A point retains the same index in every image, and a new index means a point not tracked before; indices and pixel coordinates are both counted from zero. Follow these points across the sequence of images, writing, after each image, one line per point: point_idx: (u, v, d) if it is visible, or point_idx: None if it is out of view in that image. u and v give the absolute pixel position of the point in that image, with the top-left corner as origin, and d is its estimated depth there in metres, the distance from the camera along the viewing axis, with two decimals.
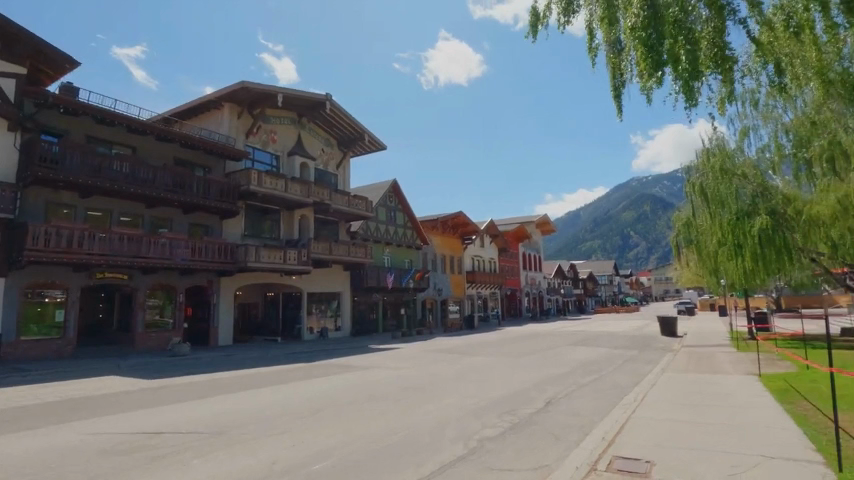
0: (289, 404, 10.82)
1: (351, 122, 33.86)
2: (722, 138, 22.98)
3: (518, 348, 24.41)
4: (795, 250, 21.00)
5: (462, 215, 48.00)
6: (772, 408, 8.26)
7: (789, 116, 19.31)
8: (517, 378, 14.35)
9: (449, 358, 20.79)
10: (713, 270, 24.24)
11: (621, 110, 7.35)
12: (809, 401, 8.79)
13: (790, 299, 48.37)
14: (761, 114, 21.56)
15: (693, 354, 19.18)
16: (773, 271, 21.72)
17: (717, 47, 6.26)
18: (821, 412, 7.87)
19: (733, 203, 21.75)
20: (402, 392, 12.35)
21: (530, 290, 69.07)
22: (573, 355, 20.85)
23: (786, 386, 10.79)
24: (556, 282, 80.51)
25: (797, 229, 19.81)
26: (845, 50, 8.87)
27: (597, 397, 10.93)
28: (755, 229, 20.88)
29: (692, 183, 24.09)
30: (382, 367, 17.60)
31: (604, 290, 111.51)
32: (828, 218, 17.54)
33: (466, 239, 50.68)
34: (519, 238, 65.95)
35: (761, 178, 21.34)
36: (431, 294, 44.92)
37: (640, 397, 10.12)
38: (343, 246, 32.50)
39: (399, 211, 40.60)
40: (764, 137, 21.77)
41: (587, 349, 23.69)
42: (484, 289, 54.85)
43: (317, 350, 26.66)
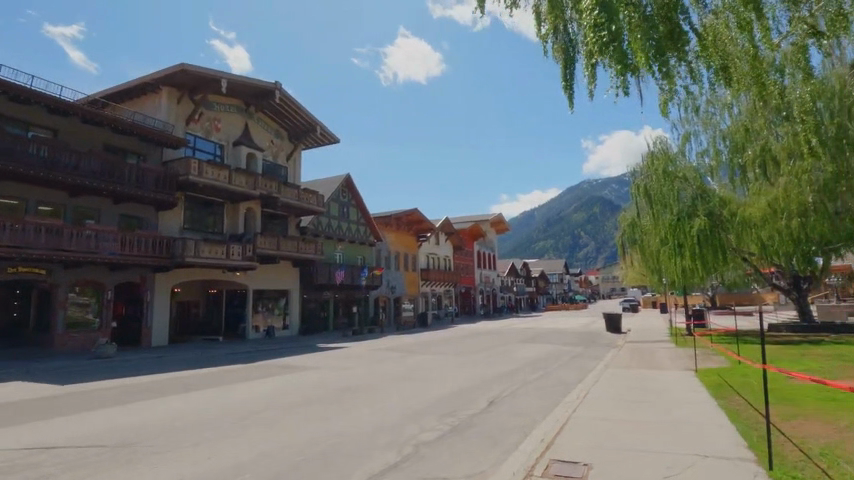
0: (219, 409, 10.06)
1: (303, 113, 32.69)
2: (665, 142, 23.71)
3: (469, 346, 24.42)
4: (730, 250, 22.33)
5: (417, 213, 47.69)
6: (707, 405, 8.41)
7: (727, 124, 21.71)
8: (464, 377, 14.15)
9: (398, 356, 20.46)
10: (654, 269, 24.94)
11: (571, 101, 7.34)
12: (740, 396, 9.06)
13: (724, 298, 51.55)
14: (702, 120, 22.74)
15: (636, 350, 19.80)
16: (710, 270, 22.58)
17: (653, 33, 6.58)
18: (751, 408, 8.08)
19: (675, 204, 22.49)
20: (342, 394, 11.82)
21: (485, 288, 69.86)
22: (521, 352, 21.01)
23: (720, 381, 11.18)
24: (509, 281, 82.04)
25: (731, 230, 21.98)
26: (779, 59, 9.26)
27: (541, 395, 10.87)
28: (694, 230, 21.92)
29: (636, 184, 24.17)
30: (327, 367, 16.94)
31: (555, 289, 114.83)
32: (759, 219, 20.41)
33: (421, 237, 50.44)
34: (474, 237, 66.61)
35: (700, 181, 22.59)
36: (385, 292, 44.31)
37: (582, 395, 10.09)
38: (292, 242, 31.28)
39: (352, 206, 39.77)
40: (704, 142, 22.89)
41: (536, 346, 23.98)
42: (438, 286, 54.88)
43: (263, 350, 25.53)
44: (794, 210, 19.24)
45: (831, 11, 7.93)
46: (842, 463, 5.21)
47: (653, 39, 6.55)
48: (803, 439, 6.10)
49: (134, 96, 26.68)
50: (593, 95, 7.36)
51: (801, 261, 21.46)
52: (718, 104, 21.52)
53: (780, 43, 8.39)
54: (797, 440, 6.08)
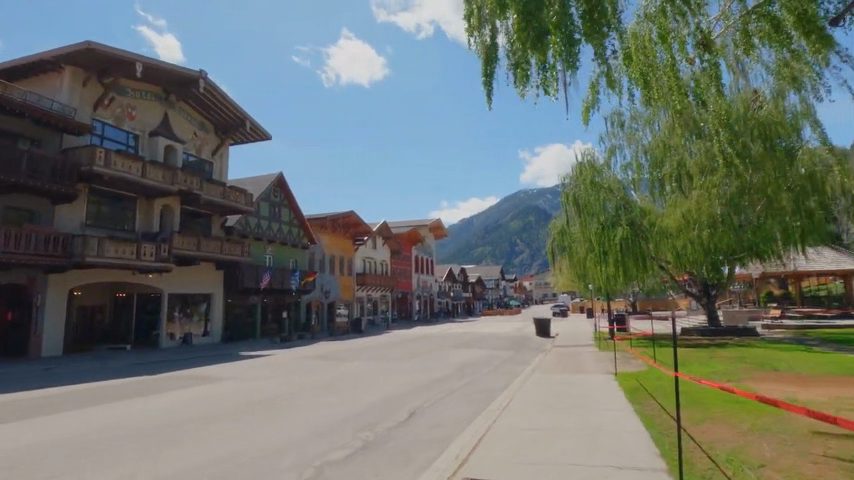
0: (100, 428, 8.72)
1: (231, 106, 30.73)
2: (592, 155, 24.75)
3: (401, 352, 23.87)
4: (649, 258, 23.54)
5: (354, 215, 46.39)
6: (624, 410, 8.46)
7: (648, 139, 22.96)
8: (390, 384, 13.55)
9: (325, 363, 19.49)
10: (580, 276, 25.71)
11: (490, 98, 7.42)
12: (656, 400, 9.19)
13: (644, 303, 54.98)
14: (627, 134, 23.96)
15: (563, 354, 20.25)
16: (631, 276, 23.69)
17: (570, 31, 6.60)
18: (664, 412, 8.16)
19: (601, 213, 23.54)
20: (254, 407, 10.82)
21: (422, 293, 69.72)
22: (452, 357, 20.80)
23: (637, 384, 11.48)
24: (447, 286, 82.63)
25: (649, 238, 23.13)
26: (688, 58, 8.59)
27: (466, 403, 10.53)
28: (618, 238, 22.99)
29: (565, 192, 25.07)
30: (245, 377, 15.69)
31: (492, 293, 117.35)
32: (674, 230, 21.65)
33: (357, 240, 49.28)
34: (412, 242, 66.39)
35: (623, 193, 23.71)
36: (317, 296, 42.70)
37: (506, 402, 9.90)
38: (215, 242, 29.19)
39: (284, 206, 38.03)
40: (628, 156, 23.97)
41: (468, 350, 23.96)
42: (374, 291, 53.90)
43: (177, 359, 23.43)
44: (703, 222, 20.68)
45: (739, 32, 8.32)
46: (746, 468, 5.20)
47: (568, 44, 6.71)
48: (711, 444, 6.10)
49: (31, 75, 23.70)
50: (523, 94, 7.45)
51: (710, 269, 23.07)
52: (640, 120, 22.81)
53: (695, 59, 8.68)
54: (705, 445, 6.07)
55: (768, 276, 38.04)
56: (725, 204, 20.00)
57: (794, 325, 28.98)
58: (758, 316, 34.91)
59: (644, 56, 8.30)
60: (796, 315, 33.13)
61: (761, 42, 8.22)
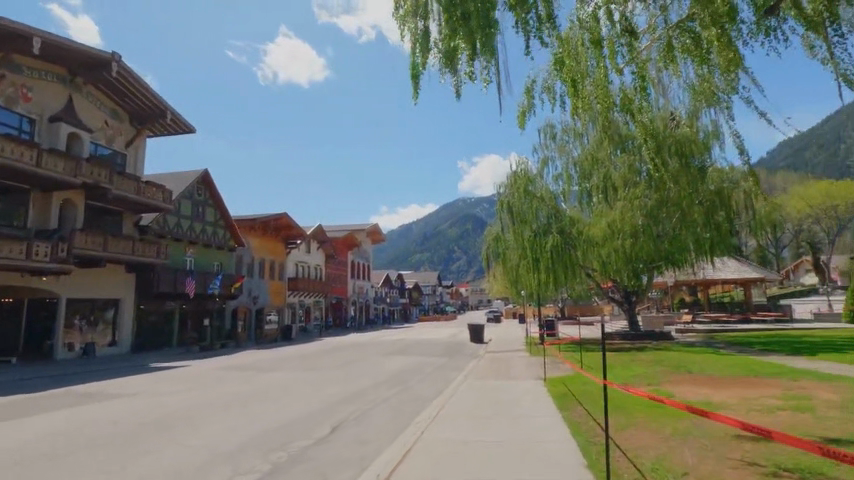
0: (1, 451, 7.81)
1: (149, 94, 28.15)
2: (526, 164, 25.36)
3: (331, 360, 22.81)
4: (578, 265, 24.31)
5: (286, 218, 44.20)
6: (552, 418, 8.33)
7: (577, 152, 23.86)
8: (315, 395, 12.69)
9: (247, 374, 18.08)
10: (512, 282, 25.92)
11: (417, 90, 7.02)
12: (582, 406, 9.18)
13: (572, 309, 57.47)
14: (558, 146, 24.73)
15: (495, 360, 20.33)
16: (560, 282, 24.31)
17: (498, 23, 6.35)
18: (590, 419, 8.11)
19: (533, 222, 24.30)
20: (154, 427, 9.56)
21: (358, 299, 68.22)
22: (384, 365, 20.17)
23: (565, 390, 11.51)
24: (383, 292, 81.72)
25: (577, 246, 23.81)
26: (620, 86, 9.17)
27: (394, 414, 10.00)
28: (548, 246, 23.72)
29: (500, 200, 25.44)
30: (149, 392, 14.07)
31: (429, 300, 117.79)
32: (599, 239, 22.45)
33: (289, 244, 47.13)
34: (348, 246, 64.81)
35: (554, 202, 24.41)
36: (244, 302, 40.01)
37: (435, 412, 9.47)
38: (123, 242, 26.28)
39: (209, 205, 35.52)
40: (560, 167, 24.69)
41: (401, 358, 23.40)
42: (307, 297, 51.80)
43: (73, 372, 20.78)
44: (626, 231, 21.72)
45: (666, 44, 8.50)
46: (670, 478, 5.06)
47: (494, 37, 6.54)
48: (635, 452, 6.00)
49: None
50: (457, 94, 7.05)
51: (631, 277, 23.66)
52: (571, 132, 23.68)
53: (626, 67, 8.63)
54: (631, 454, 5.97)
55: (681, 284, 41.04)
56: (646, 214, 21.44)
57: (703, 329, 31.36)
58: (672, 321, 37.50)
59: (572, 60, 8.31)
60: (704, 320, 35.94)
61: (684, 56, 8.45)
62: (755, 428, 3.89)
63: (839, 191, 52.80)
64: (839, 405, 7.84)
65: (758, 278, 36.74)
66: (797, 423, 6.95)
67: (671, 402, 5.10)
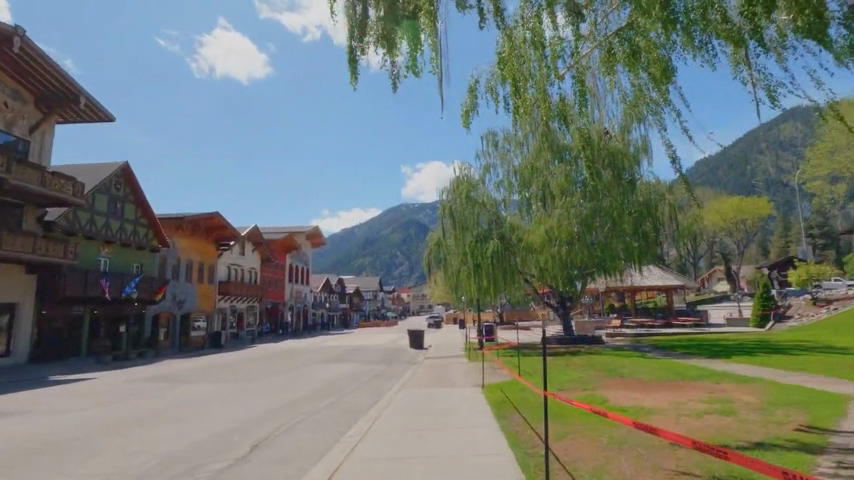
0: None
1: (60, 76, 25.28)
2: (469, 170, 25.46)
3: (262, 369, 21.48)
4: (517, 272, 24.56)
5: (218, 218, 41.50)
6: (489, 428, 8.04)
7: (518, 160, 24.24)
8: (239, 409, 11.66)
9: (164, 386, 16.49)
10: (453, 287, 25.78)
11: (355, 75, 6.52)
12: (520, 415, 8.97)
13: (510, 314, 58.79)
14: (500, 154, 25.02)
15: (434, 366, 20.03)
16: (500, 288, 24.48)
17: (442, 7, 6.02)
18: (528, 428, 7.88)
19: (474, 227, 24.41)
20: (38, 451, 8.21)
21: (296, 304, 65.71)
22: (318, 374, 19.22)
23: (502, 396, 11.33)
24: (322, 296, 79.46)
25: (517, 253, 24.07)
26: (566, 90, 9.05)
27: (322, 428, 9.25)
28: (489, 251, 23.84)
29: (443, 204, 25.42)
30: (43, 410, 12.32)
31: (370, 305, 116.14)
32: (537, 245, 22.83)
33: (221, 246, 44.32)
34: (286, 249, 62.27)
35: (495, 208, 24.63)
36: (167, 307, 36.84)
37: (368, 425, 8.89)
38: (21, 239, 23.10)
39: (129, 201, 32.54)
40: (501, 175, 24.92)
41: (337, 365, 22.48)
42: (239, 301, 49.01)
43: None
44: (563, 238, 22.27)
45: (607, 51, 8.49)
46: None
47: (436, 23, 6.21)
48: (574, 465, 5.75)
49: None
50: (393, 86, 6.61)
51: (566, 282, 24.23)
52: (513, 140, 24.07)
53: (568, 74, 8.59)
54: (569, 466, 5.72)
55: (611, 290, 43.16)
56: (581, 222, 22.09)
57: (630, 334, 32.99)
58: (603, 325, 39.21)
59: (515, 60, 8.13)
60: (632, 325, 37.90)
61: (622, 65, 8.49)
62: (705, 445, 3.91)
63: (747, 207, 58.25)
64: (758, 408, 8.17)
65: (679, 285, 39.39)
66: (724, 427, 7.09)
67: (617, 417, 5.10)
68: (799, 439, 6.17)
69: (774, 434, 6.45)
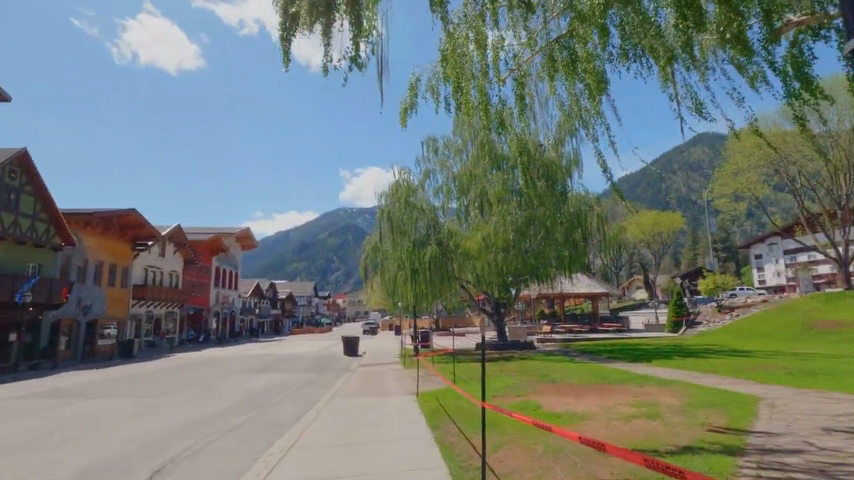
0: None
1: None
2: (408, 175, 25.20)
3: (178, 380, 19.67)
4: (455, 277, 24.44)
5: (135, 215, 38.00)
6: (423, 440, 7.67)
7: (457, 168, 24.31)
8: (145, 427, 10.38)
9: (57, 403, 14.50)
10: (389, 293, 25.27)
11: (288, 57, 5.95)
12: (454, 425, 8.64)
13: (446, 320, 59.07)
14: (440, 160, 24.94)
15: (367, 374, 19.37)
16: (436, 294, 24.32)
17: None
18: (463, 439, 7.59)
19: (412, 232, 24.14)
20: None
21: (222, 310, 61.83)
22: (242, 384, 17.87)
23: (436, 405, 11.01)
24: (251, 302, 75.49)
25: (454, 259, 24.01)
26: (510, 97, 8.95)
27: (240, 447, 8.38)
28: (427, 257, 23.61)
29: (381, 209, 24.99)
30: None
31: (303, 310, 112.26)
32: (474, 252, 22.98)
33: (137, 246, 40.64)
34: (213, 251, 58.48)
35: (433, 214, 24.52)
36: (71, 313, 32.98)
37: (292, 441, 8.18)
38: None
39: (27, 193, 28.86)
40: (440, 181, 24.85)
41: (264, 375, 21.14)
42: (157, 307, 45.18)
43: None
44: (499, 245, 22.54)
45: (548, 58, 8.44)
46: None
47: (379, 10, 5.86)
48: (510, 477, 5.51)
49: None
50: (324, 71, 6.15)
51: (501, 289, 24.52)
52: (453, 147, 24.14)
53: (509, 78, 8.47)
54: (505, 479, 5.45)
55: (542, 297, 44.69)
56: (516, 230, 22.50)
57: (559, 339, 34.18)
58: (534, 330, 40.44)
59: (458, 59, 7.86)
60: (561, 330, 39.40)
61: (562, 72, 8.46)
62: (657, 464, 3.59)
63: (663, 220, 63.08)
64: (681, 410, 8.46)
65: (604, 292, 41.58)
66: (651, 431, 7.21)
67: (560, 430, 4.66)
68: (721, 441, 6.33)
69: (698, 437, 6.60)
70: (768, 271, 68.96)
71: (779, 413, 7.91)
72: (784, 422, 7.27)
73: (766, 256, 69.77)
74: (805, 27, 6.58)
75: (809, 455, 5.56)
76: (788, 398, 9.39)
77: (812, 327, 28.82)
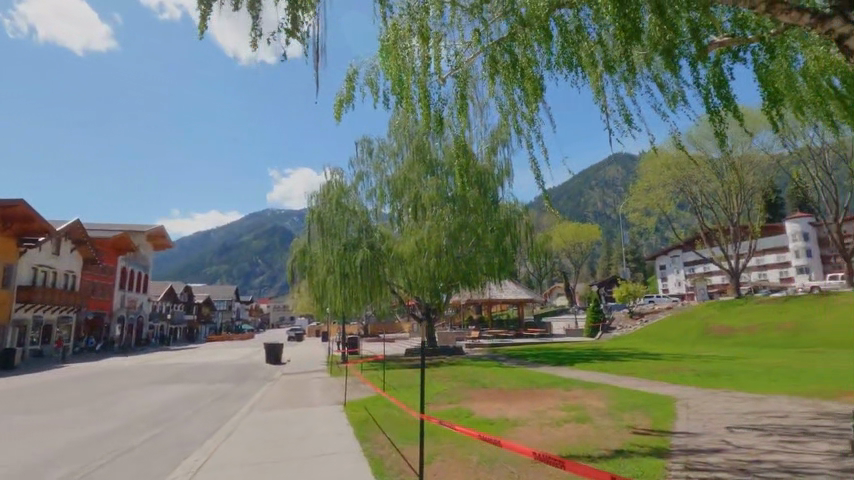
0: None
1: None
2: (340, 176, 24.41)
3: (68, 394, 17.23)
4: (386, 282, 23.89)
5: (23, 206, 33.31)
6: (350, 454, 7.11)
7: (392, 171, 23.93)
8: (21, 450, 8.83)
9: None
10: (317, 298, 24.17)
11: (204, 25, 5.39)
12: (384, 435, 8.16)
13: (374, 327, 58.20)
14: (374, 163, 24.41)
15: (291, 383, 18.27)
16: (367, 299, 23.60)
17: None
18: (394, 451, 7.13)
19: (343, 235, 23.35)
20: None
21: (128, 315, 56.15)
22: (147, 398, 16.00)
23: (365, 415, 10.44)
24: (162, 307, 69.38)
25: (386, 263, 23.46)
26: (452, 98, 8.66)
27: (137, 471, 7.26)
28: (357, 260, 22.86)
29: (311, 209, 24.00)
30: None
31: (221, 317, 105.06)
32: (407, 256, 22.66)
33: (25, 242, 35.68)
34: (119, 250, 52.99)
35: (365, 217, 23.86)
36: None
37: (201, 462, 7.22)
38: None
39: None
40: (374, 184, 24.30)
41: (174, 386, 19.21)
42: (48, 311, 39.92)
43: None
44: (431, 250, 22.39)
45: (489, 59, 8.22)
46: None
47: None
48: None
49: None
50: (252, 44, 5.52)
51: (432, 294, 24.15)
52: (388, 151, 23.81)
53: (449, 77, 8.14)
54: None
55: (471, 303, 45.40)
56: (448, 235, 22.46)
57: (487, 344, 34.76)
58: (462, 336, 40.93)
59: (399, 52, 7.51)
60: (489, 336, 40.20)
61: (502, 75, 8.24)
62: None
63: (583, 232, 67.01)
64: (607, 413, 8.66)
65: (528, 299, 43.09)
66: (582, 435, 7.24)
67: (509, 445, 4.15)
68: (648, 443, 6.46)
69: (626, 440, 6.69)
70: (671, 280, 75.68)
71: (695, 413, 8.33)
72: (700, 422, 7.63)
73: (670, 266, 76.59)
74: (726, 48, 6.94)
75: (727, 453, 5.79)
76: (700, 398, 10.00)
77: (710, 333, 31.76)
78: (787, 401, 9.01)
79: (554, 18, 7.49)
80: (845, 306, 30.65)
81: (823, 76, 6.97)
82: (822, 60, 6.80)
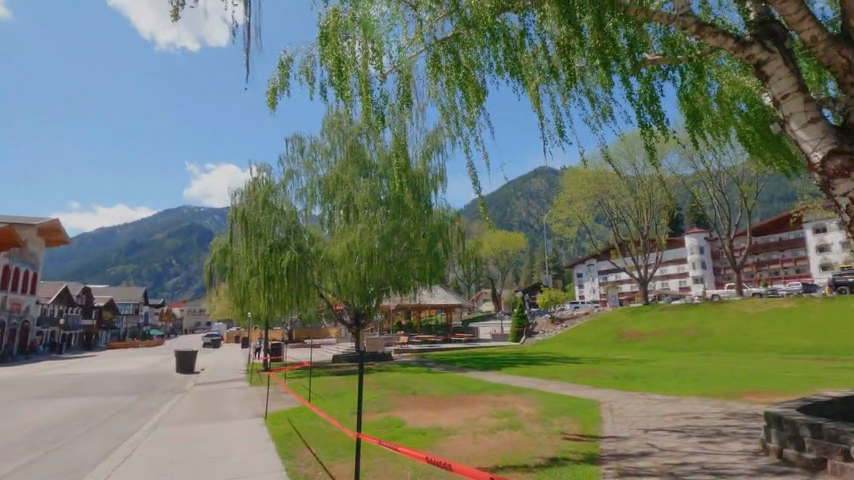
0: None
1: None
2: (268, 173, 23.07)
3: None
4: (315, 286, 22.90)
5: None
6: (271, 475, 6.43)
7: (324, 171, 23.00)
8: None
9: None
10: (238, 301, 22.67)
11: None
12: (310, 451, 7.55)
13: (299, 332, 55.93)
14: (306, 161, 23.35)
15: (205, 395, 16.77)
16: (292, 303, 22.42)
17: None
18: (321, 469, 6.55)
19: (269, 236, 22.03)
20: None
21: (11, 319, 49.08)
22: (28, 415, 13.82)
23: (288, 428, 9.68)
24: (54, 310, 61.53)
25: (314, 265, 22.50)
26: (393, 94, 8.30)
27: None
28: (284, 262, 21.64)
29: (234, 207, 22.46)
30: None
31: (126, 321, 95.45)
32: (337, 258, 21.95)
33: None
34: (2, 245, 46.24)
35: (294, 216, 22.71)
36: None
37: None
38: None
39: None
40: (304, 183, 23.23)
41: (65, 400, 16.87)
42: None
43: None
44: (363, 253, 21.82)
45: (432, 60, 7.96)
46: None
47: None
48: None
49: None
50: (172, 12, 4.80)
51: (362, 298, 23.11)
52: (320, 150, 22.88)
53: (390, 73, 7.76)
54: None
55: (401, 307, 45.14)
56: (380, 239, 22.03)
57: (416, 350, 34.59)
58: (391, 341, 40.52)
59: (338, 42, 7.00)
60: (417, 341, 40.12)
61: (444, 77, 8.00)
62: None
63: (510, 239, 69.46)
64: (538, 419, 8.72)
65: (457, 304, 43.65)
66: (516, 442, 7.17)
67: (453, 465, 3.82)
68: (580, 449, 6.51)
69: (560, 447, 6.71)
70: (587, 287, 80.75)
71: (619, 416, 8.64)
72: (625, 425, 7.91)
73: (586, 275, 81.80)
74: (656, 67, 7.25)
75: (655, 457, 5.96)
76: (621, 400, 10.47)
77: (622, 337, 34.10)
78: (698, 402, 9.66)
79: (497, 24, 7.37)
80: (734, 313, 34.33)
81: (735, 101, 7.48)
82: (735, 87, 7.33)
